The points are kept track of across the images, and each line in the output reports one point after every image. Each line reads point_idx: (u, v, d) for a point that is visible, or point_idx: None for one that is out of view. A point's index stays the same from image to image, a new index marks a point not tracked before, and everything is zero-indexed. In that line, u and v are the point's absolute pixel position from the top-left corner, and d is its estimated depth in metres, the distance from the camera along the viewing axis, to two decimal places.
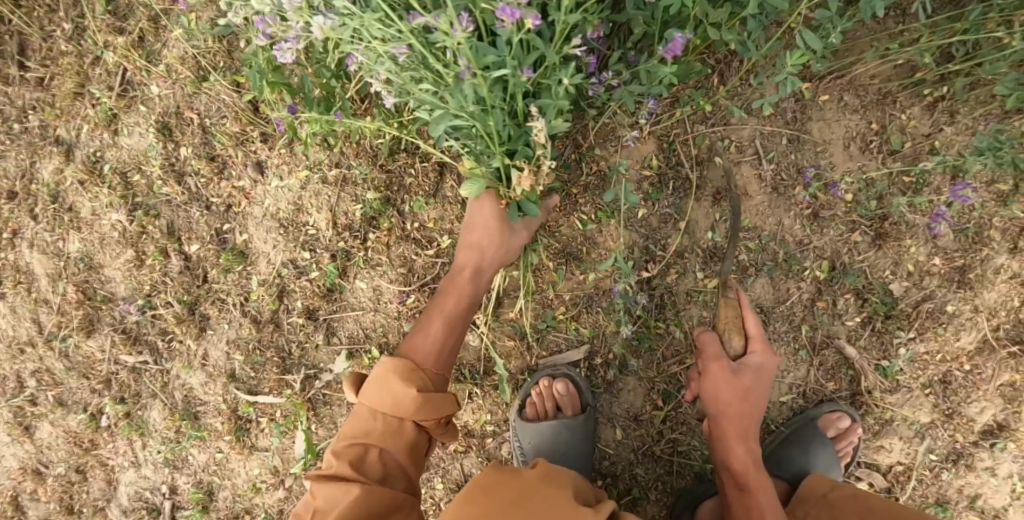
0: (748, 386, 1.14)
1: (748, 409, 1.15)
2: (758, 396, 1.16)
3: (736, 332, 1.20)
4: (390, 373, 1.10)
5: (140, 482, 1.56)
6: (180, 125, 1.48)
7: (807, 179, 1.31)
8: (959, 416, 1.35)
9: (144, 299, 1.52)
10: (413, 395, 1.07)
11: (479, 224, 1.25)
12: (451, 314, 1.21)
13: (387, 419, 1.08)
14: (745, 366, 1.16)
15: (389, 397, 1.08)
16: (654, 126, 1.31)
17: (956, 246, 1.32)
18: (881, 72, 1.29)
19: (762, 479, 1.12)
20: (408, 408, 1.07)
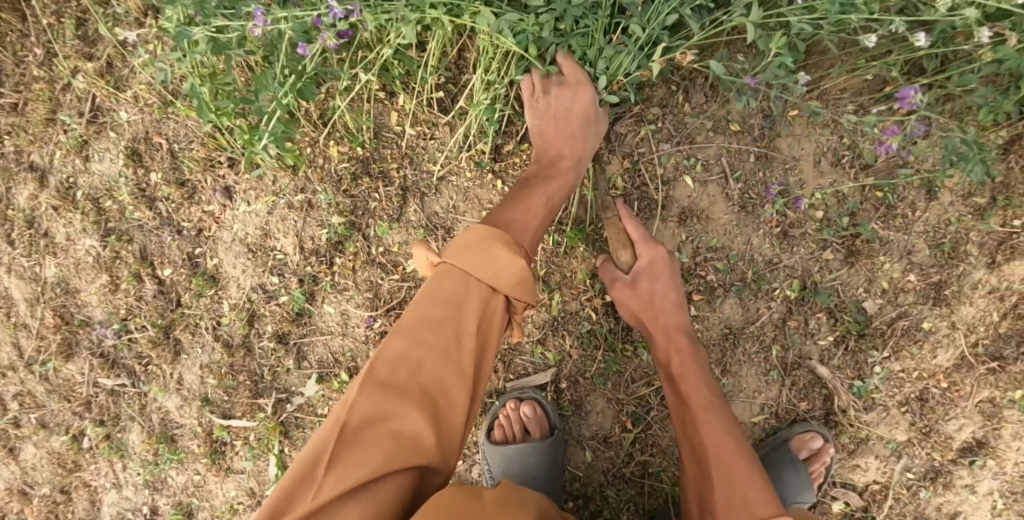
0: (649, 291, 1.16)
1: (660, 311, 1.16)
2: (663, 291, 1.16)
3: (624, 245, 1.20)
4: (491, 241, 1.01)
5: (122, 503, 1.56)
6: (149, 150, 1.48)
7: (771, 195, 1.28)
8: (937, 434, 1.32)
9: (120, 323, 1.52)
10: (519, 268, 0.99)
11: (569, 114, 1.19)
12: (552, 200, 1.16)
13: (480, 291, 0.99)
14: (638, 273, 1.17)
15: (492, 267, 0.99)
16: (618, 147, 1.30)
17: (932, 262, 1.29)
18: (852, 85, 1.26)
19: (687, 364, 1.12)
20: (508, 284, 0.99)
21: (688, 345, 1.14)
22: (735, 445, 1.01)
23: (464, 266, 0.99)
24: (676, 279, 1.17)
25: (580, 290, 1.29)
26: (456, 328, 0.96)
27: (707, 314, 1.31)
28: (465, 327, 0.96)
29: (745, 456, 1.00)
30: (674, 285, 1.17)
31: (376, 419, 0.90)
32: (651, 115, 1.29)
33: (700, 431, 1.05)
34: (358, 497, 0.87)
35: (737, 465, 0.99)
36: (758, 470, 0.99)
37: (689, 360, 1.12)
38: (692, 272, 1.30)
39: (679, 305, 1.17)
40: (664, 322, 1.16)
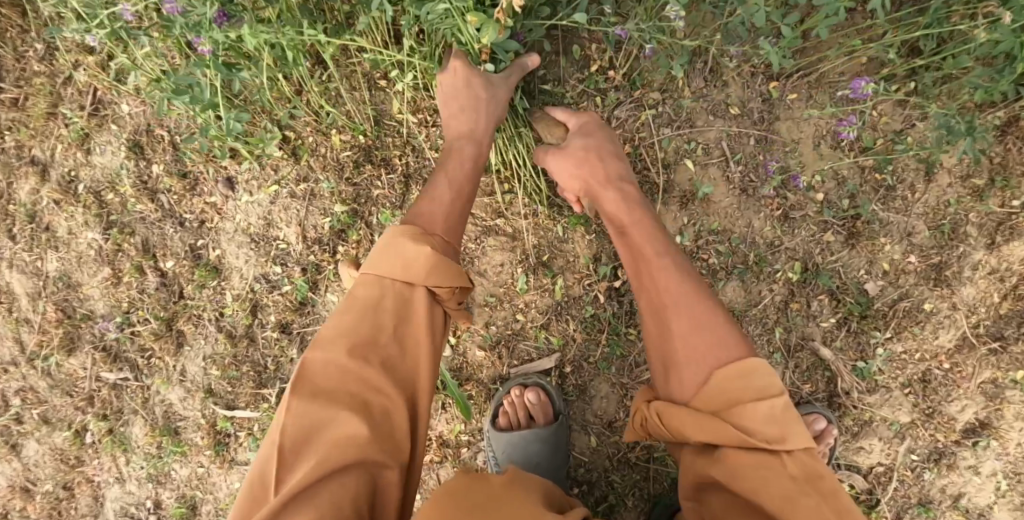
0: (587, 147, 1.14)
1: (603, 168, 1.12)
2: (597, 146, 1.14)
3: (555, 126, 1.21)
4: (399, 238, 1.00)
5: (125, 497, 1.56)
6: (151, 143, 1.49)
7: (768, 171, 1.29)
8: (940, 414, 1.33)
9: (122, 316, 1.52)
10: (425, 255, 0.98)
11: (457, 92, 1.15)
12: (459, 176, 1.12)
13: (396, 288, 0.98)
14: (573, 135, 1.16)
15: (398, 261, 0.98)
16: (618, 131, 1.30)
17: (932, 243, 1.30)
18: (849, 68, 1.27)
19: (636, 215, 1.07)
20: (421, 271, 0.97)
21: (633, 197, 1.09)
22: (693, 287, 0.97)
23: (376, 270, 0.99)
24: (616, 151, 1.15)
25: (583, 274, 1.30)
26: (376, 327, 0.95)
27: None
28: (385, 325, 0.95)
29: (709, 304, 0.95)
30: (609, 143, 1.16)
31: (311, 428, 0.89)
32: (651, 100, 1.29)
33: (653, 278, 0.98)
34: (302, 506, 0.84)
35: (699, 308, 0.94)
36: (682, 279, 0.98)
37: (636, 211, 1.07)
38: (693, 255, 1.30)
39: (615, 156, 1.14)
40: (604, 176, 1.11)
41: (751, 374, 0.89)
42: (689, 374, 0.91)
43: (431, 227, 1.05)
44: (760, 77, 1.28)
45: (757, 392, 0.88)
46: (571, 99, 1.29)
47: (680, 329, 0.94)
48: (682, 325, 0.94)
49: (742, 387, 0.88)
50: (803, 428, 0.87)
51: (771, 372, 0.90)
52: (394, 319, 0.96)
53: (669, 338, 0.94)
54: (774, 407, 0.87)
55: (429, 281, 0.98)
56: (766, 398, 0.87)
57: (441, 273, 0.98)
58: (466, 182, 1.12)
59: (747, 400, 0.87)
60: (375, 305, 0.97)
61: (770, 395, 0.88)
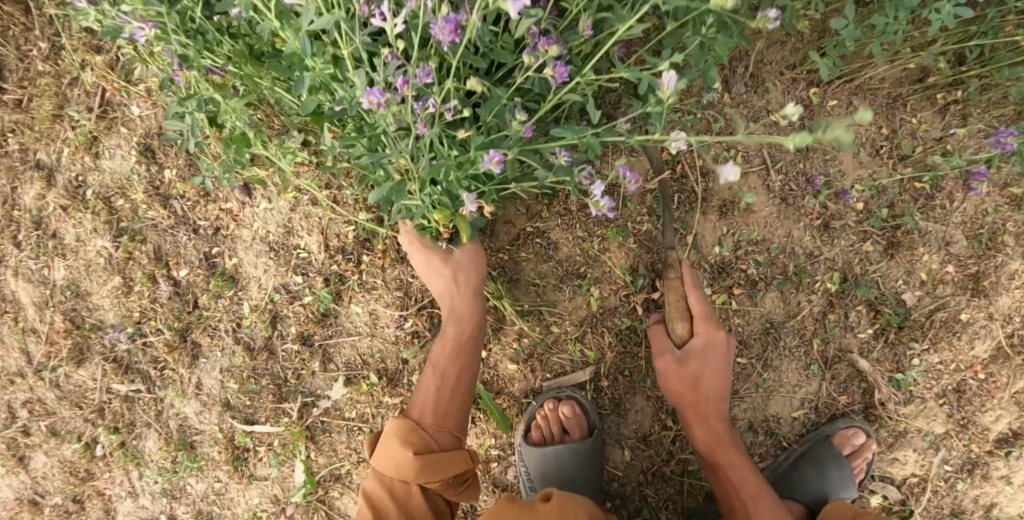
0: (697, 375, 1.14)
1: (705, 399, 1.15)
2: (712, 376, 1.14)
3: (678, 318, 1.17)
4: (389, 439, 1.12)
5: (138, 512, 1.51)
6: (163, 147, 1.44)
7: (817, 186, 1.26)
8: (974, 425, 1.31)
9: (134, 326, 1.47)
10: (412, 460, 1.08)
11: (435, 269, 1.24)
12: (441, 365, 1.19)
13: (392, 486, 1.10)
14: (690, 354, 1.14)
15: (392, 463, 1.10)
16: (655, 137, 1.26)
17: (969, 253, 1.28)
18: (890, 75, 1.24)
19: (734, 454, 1.16)
20: (411, 472, 1.08)
21: (729, 434, 1.17)
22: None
23: (377, 468, 1.11)
24: (727, 364, 1.15)
25: (620, 286, 1.27)
26: (380, 504, 1.08)
27: (748, 308, 1.27)
28: (385, 501, 1.08)
29: None
30: (723, 368, 1.15)
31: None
32: (690, 106, 1.25)
33: None
34: None
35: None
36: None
37: (730, 450, 1.16)
38: (733, 265, 1.27)
39: (727, 380, 1.16)
40: (711, 410, 1.16)
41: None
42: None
43: (421, 421, 1.14)
44: (801, 83, 1.24)
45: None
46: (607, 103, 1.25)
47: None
48: None
49: None
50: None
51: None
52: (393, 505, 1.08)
53: None
54: None
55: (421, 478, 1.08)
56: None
57: (431, 470, 1.08)
58: (455, 369, 1.19)
59: None
60: (379, 497, 1.09)
61: None
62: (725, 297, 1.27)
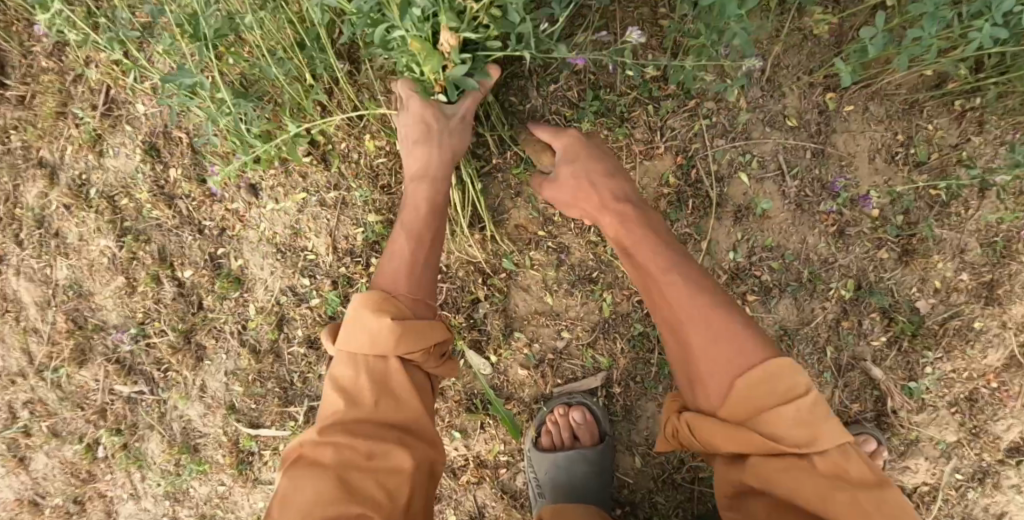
0: (573, 170, 1.10)
1: (595, 189, 1.08)
2: (588, 168, 1.10)
3: (543, 152, 1.18)
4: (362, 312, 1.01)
5: (140, 514, 1.49)
6: (168, 145, 1.42)
7: (836, 188, 1.25)
8: (985, 434, 1.29)
9: (137, 327, 1.45)
10: (390, 327, 0.98)
11: (410, 133, 1.14)
12: (418, 229, 1.11)
13: (367, 363, 0.99)
14: (558, 160, 1.12)
15: (365, 336, 0.99)
16: (670, 141, 1.24)
17: (984, 261, 1.26)
18: (907, 81, 1.22)
19: (639, 234, 1.03)
20: (388, 343, 0.98)
21: (633, 212, 1.06)
22: (703, 298, 0.95)
23: (348, 350, 1.00)
24: (603, 158, 1.11)
25: (633, 291, 1.25)
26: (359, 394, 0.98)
27: (762, 314, 1.26)
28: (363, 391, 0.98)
29: (731, 342, 0.90)
30: (600, 160, 1.11)
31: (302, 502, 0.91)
32: (706, 110, 1.23)
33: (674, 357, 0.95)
34: None
35: (715, 319, 0.93)
36: (698, 285, 0.96)
37: (635, 229, 1.04)
38: (747, 271, 1.26)
39: (607, 171, 1.10)
40: (599, 198, 1.08)
41: (774, 375, 0.87)
42: (716, 387, 0.90)
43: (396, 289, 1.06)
44: (818, 88, 1.23)
45: (780, 396, 0.87)
46: (622, 106, 1.23)
47: (702, 343, 0.92)
48: (706, 349, 0.91)
49: (765, 396, 0.87)
50: (838, 424, 0.86)
51: (800, 371, 0.88)
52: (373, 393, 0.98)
53: (689, 367, 0.93)
54: (798, 409, 0.86)
55: (399, 347, 0.98)
56: (799, 398, 0.86)
57: (412, 339, 0.99)
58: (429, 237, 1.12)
59: (771, 408, 0.86)
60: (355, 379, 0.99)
61: (793, 396, 0.86)
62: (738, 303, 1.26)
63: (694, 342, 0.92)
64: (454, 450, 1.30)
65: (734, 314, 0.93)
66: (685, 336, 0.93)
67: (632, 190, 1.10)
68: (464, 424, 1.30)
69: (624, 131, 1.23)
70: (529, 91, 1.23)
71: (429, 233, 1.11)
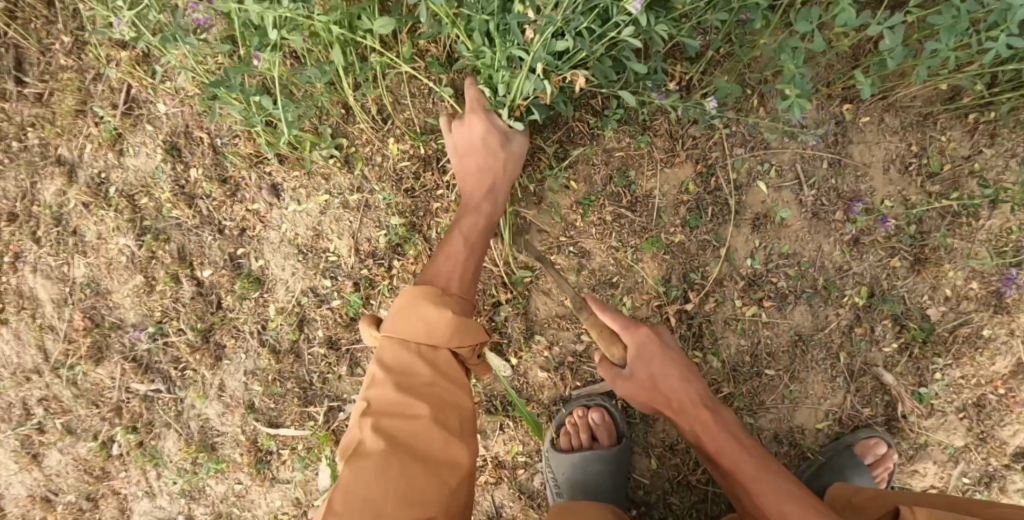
0: (650, 376, 1.11)
1: (670, 394, 1.11)
2: (662, 370, 1.11)
3: (613, 342, 1.15)
4: (418, 302, 1.06)
5: (154, 512, 1.50)
6: (189, 145, 1.42)
7: (854, 212, 1.27)
8: (992, 439, 1.31)
9: (155, 326, 1.45)
10: (449, 319, 1.04)
11: (473, 146, 1.22)
12: (472, 234, 1.18)
13: (420, 351, 1.03)
14: (633, 366, 1.13)
15: (421, 325, 1.04)
16: (690, 149, 1.27)
17: (994, 270, 1.28)
18: (922, 94, 1.25)
19: (720, 439, 1.07)
20: (443, 335, 1.03)
21: (711, 416, 1.09)
22: (796, 502, 0.98)
23: (400, 335, 1.04)
24: (672, 354, 1.12)
25: (653, 296, 1.28)
26: (408, 377, 1.01)
27: (778, 320, 1.29)
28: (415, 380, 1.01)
29: None
30: (671, 362, 1.12)
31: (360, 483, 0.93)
32: (726, 119, 1.25)
33: None
34: None
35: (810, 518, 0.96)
36: (786, 487, 1.00)
37: (718, 434, 1.07)
38: (764, 278, 1.28)
39: (679, 364, 1.12)
40: (676, 406, 1.11)
41: None
42: None
43: (448, 287, 1.11)
44: (835, 99, 1.26)
45: None
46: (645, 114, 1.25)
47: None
48: None
49: None
50: None
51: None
52: (425, 379, 1.01)
53: None
54: None
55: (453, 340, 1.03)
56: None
57: (464, 334, 1.04)
58: (480, 241, 1.18)
59: None
60: (408, 362, 1.02)
61: None
62: (755, 308, 1.28)
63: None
64: None
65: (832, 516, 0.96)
66: None
67: (703, 388, 1.12)
68: (484, 425, 1.32)
69: (645, 139, 1.26)
70: None
71: (480, 241, 1.18)
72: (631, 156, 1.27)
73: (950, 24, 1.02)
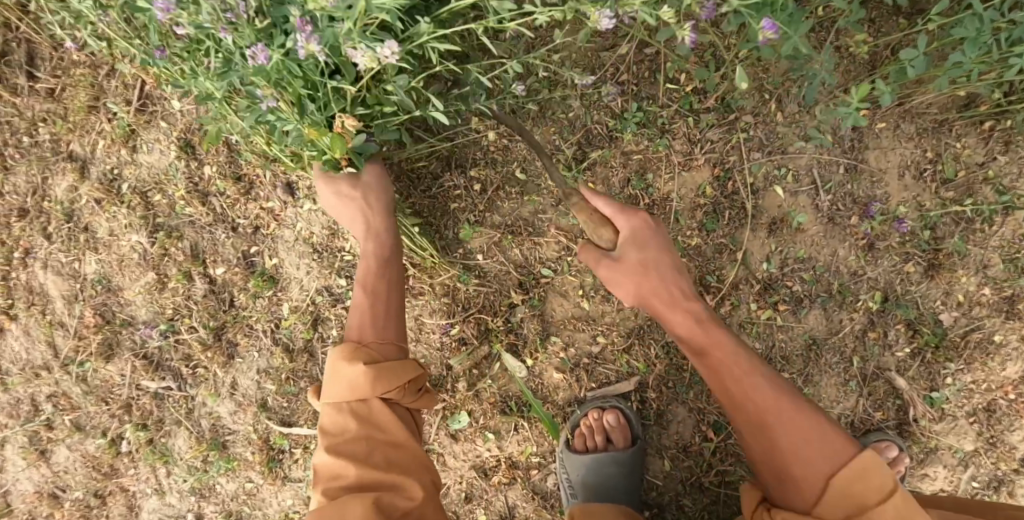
0: (643, 260, 1.06)
1: (660, 284, 1.06)
2: (658, 256, 1.06)
3: (602, 226, 1.10)
4: (337, 366, 1.08)
5: (164, 510, 1.49)
6: (203, 143, 1.42)
7: (870, 211, 1.28)
8: (1003, 444, 1.31)
9: (166, 324, 1.45)
10: (364, 370, 1.06)
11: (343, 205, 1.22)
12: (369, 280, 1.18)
13: (352, 409, 1.06)
14: (625, 247, 1.07)
15: (345, 386, 1.07)
16: (708, 153, 1.27)
17: (1006, 276, 1.28)
18: (938, 100, 1.26)
19: (719, 340, 1.03)
20: (366, 388, 1.05)
21: (705, 313, 1.05)
22: (790, 404, 0.97)
23: (333, 400, 1.08)
24: (667, 246, 1.07)
25: None
26: (352, 430, 1.05)
27: (792, 324, 1.29)
28: (360, 429, 1.05)
29: (824, 438, 0.94)
30: (665, 251, 1.08)
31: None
32: (744, 124, 1.26)
33: (770, 454, 0.96)
34: None
35: (801, 422, 0.96)
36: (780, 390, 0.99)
37: (711, 328, 1.04)
38: (779, 282, 1.29)
39: (675, 264, 1.08)
40: (668, 296, 1.06)
41: (865, 474, 0.91)
42: (809, 492, 0.93)
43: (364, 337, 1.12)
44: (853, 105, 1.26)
45: (878, 494, 0.90)
46: (664, 118, 1.26)
47: (790, 448, 0.94)
48: (798, 450, 0.94)
49: (864, 495, 0.90)
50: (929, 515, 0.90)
51: (886, 468, 0.91)
52: (363, 429, 1.05)
53: (781, 461, 0.95)
54: (897, 504, 0.89)
55: (376, 388, 1.06)
56: (888, 498, 0.90)
57: (385, 379, 1.06)
58: (381, 283, 1.16)
59: (873, 507, 0.89)
60: (342, 424, 1.06)
61: (888, 494, 0.90)
62: (770, 312, 1.29)
63: (781, 450, 0.95)
64: (487, 451, 1.32)
65: (825, 423, 0.96)
66: (776, 434, 0.95)
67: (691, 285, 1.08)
68: (498, 426, 1.32)
69: (661, 143, 1.27)
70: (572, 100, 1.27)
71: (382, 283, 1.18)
72: (648, 159, 1.27)
73: (976, 36, 1.03)
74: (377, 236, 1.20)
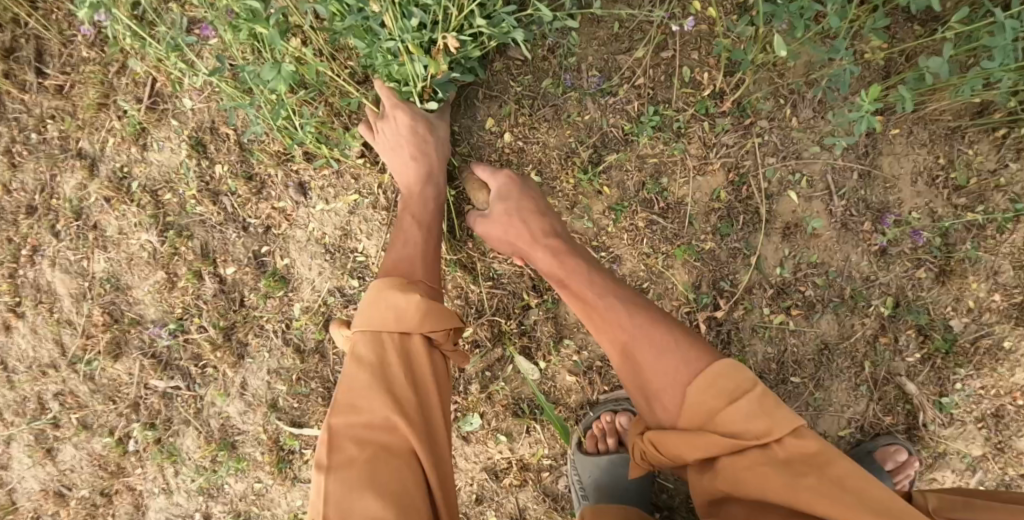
0: (507, 211, 1.14)
1: (527, 227, 1.12)
2: (518, 205, 1.14)
3: (480, 189, 1.21)
4: (385, 292, 1.05)
5: (171, 509, 1.48)
6: (215, 141, 1.41)
7: (886, 224, 1.28)
8: (1010, 449, 1.31)
9: (175, 323, 1.44)
10: (417, 304, 1.03)
11: (401, 139, 1.20)
12: (423, 218, 1.18)
13: (392, 339, 1.02)
14: (494, 200, 1.16)
15: (392, 314, 1.03)
16: (723, 157, 1.27)
17: (1016, 282, 1.29)
18: (951, 107, 1.26)
19: (578, 270, 1.07)
20: (414, 320, 1.02)
21: (564, 246, 1.10)
22: (647, 317, 1.01)
23: (371, 327, 1.03)
24: (536, 199, 1.15)
25: (682, 302, 1.30)
26: (382, 366, 1.00)
27: (805, 329, 1.30)
28: (390, 368, 1.00)
29: (678, 345, 0.97)
30: (531, 200, 1.15)
31: (355, 494, 0.92)
32: (759, 129, 1.26)
33: (636, 370, 0.98)
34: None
35: (659, 333, 0.99)
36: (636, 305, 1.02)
37: (568, 259, 1.08)
38: (792, 287, 1.29)
39: (539, 209, 1.14)
40: (530, 233, 1.11)
41: (720, 376, 0.93)
42: (668, 398, 0.96)
43: (414, 274, 1.10)
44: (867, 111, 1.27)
45: (732, 393, 0.93)
46: (680, 123, 1.26)
47: (646, 355, 0.98)
48: (651, 361, 0.97)
49: (721, 394, 0.93)
50: (789, 410, 0.91)
51: (741, 368, 0.94)
52: (397, 367, 1.01)
53: (639, 370, 0.98)
54: (753, 401, 0.91)
55: (423, 325, 1.03)
56: (745, 395, 0.92)
57: (436, 318, 1.03)
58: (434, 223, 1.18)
59: (722, 407, 0.92)
60: (380, 353, 1.01)
61: (744, 390, 0.92)
62: (782, 316, 1.29)
63: (643, 367, 0.98)
64: (498, 453, 1.32)
65: (681, 335, 0.99)
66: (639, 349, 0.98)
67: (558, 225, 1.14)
68: (510, 428, 1.32)
69: (675, 146, 1.27)
70: (588, 103, 1.27)
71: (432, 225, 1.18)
72: (663, 163, 1.27)
73: (1006, 44, 1.01)
74: (434, 180, 1.22)
